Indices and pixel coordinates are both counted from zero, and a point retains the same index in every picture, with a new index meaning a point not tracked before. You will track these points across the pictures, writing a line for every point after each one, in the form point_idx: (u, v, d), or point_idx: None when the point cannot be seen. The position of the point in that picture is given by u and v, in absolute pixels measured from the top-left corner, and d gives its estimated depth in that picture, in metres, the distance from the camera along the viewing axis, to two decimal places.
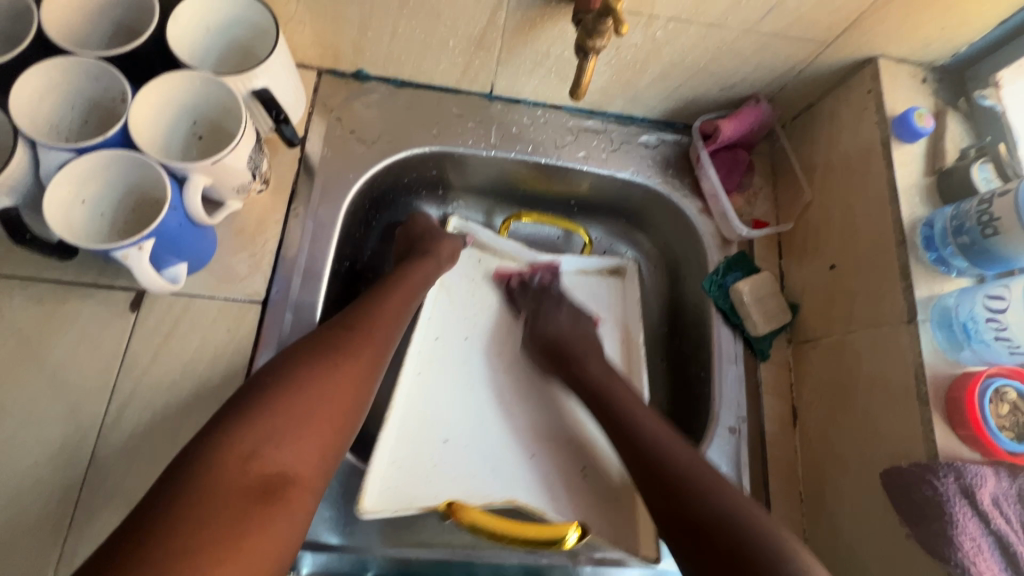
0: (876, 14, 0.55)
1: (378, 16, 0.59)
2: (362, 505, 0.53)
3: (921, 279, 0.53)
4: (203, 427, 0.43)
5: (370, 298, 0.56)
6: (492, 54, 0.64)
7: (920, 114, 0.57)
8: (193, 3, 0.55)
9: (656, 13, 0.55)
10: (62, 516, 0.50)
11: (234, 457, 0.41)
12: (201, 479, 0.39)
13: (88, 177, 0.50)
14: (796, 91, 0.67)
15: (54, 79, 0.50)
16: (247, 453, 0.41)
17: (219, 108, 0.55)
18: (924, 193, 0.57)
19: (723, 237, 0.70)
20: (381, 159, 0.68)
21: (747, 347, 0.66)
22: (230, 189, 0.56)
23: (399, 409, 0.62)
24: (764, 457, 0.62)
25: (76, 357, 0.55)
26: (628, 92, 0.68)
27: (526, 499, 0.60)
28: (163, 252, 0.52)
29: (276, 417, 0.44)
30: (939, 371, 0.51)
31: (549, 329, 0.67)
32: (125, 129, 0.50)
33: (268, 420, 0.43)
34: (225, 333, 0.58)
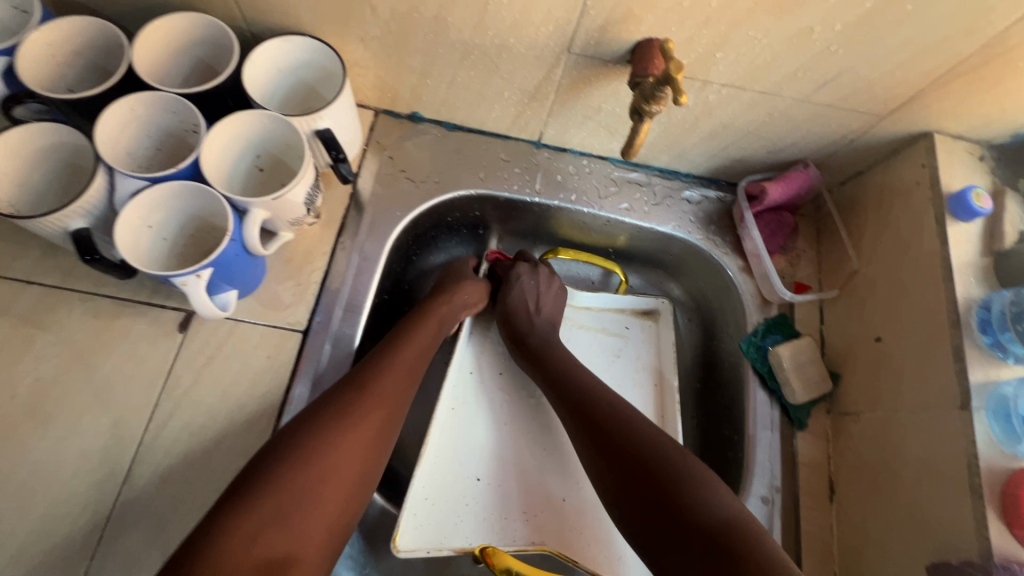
0: (935, 92, 0.55)
1: (439, 66, 0.61)
2: (397, 544, 0.55)
3: (976, 364, 0.51)
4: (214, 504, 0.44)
5: (384, 354, 0.56)
6: (544, 106, 0.65)
7: (978, 194, 0.56)
8: (270, 47, 0.58)
9: (711, 79, 0.56)
10: (93, 531, 0.51)
11: (238, 539, 0.42)
12: (204, 562, 0.40)
13: (157, 205, 0.53)
14: (847, 159, 0.67)
15: (136, 112, 0.54)
16: (250, 538, 0.42)
17: (282, 145, 0.58)
18: (980, 274, 0.55)
19: (764, 298, 0.69)
20: (427, 199, 0.70)
21: (783, 414, 0.64)
22: (285, 222, 0.58)
23: (433, 443, 0.62)
24: (798, 534, 0.59)
25: (124, 372, 0.57)
26: (675, 149, 0.69)
27: (558, 547, 0.59)
28: (218, 279, 0.54)
29: (282, 497, 0.44)
30: (995, 464, 0.49)
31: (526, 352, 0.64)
32: (197, 163, 0.53)
33: (274, 500, 0.44)
34: (265, 359, 0.59)
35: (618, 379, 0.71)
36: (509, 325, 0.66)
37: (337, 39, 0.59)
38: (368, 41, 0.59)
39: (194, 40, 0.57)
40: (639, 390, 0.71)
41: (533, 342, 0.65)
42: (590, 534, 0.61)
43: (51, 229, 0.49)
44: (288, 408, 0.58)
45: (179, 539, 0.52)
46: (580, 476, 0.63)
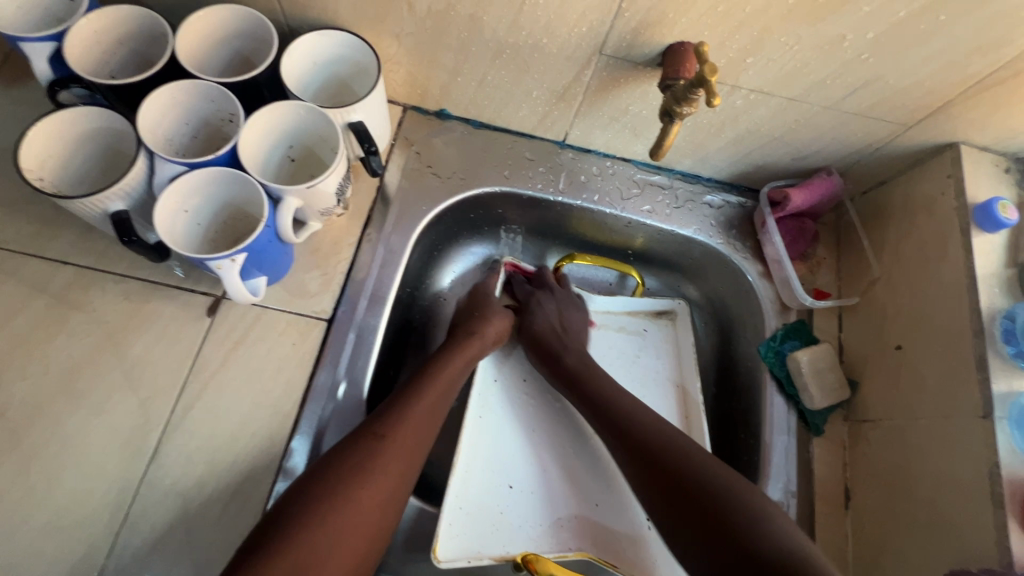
0: (964, 103, 0.55)
1: (470, 64, 0.63)
2: (437, 555, 0.54)
3: (999, 374, 0.51)
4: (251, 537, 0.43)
5: (404, 399, 0.54)
6: (572, 107, 0.66)
7: (1004, 205, 0.56)
8: (308, 41, 0.59)
9: (740, 84, 0.57)
10: (120, 508, 0.52)
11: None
12: None
13: (194, 191, 0.54)
14: (870, 168, 0.67)
15: (176, 100, 0.55)
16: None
17: (315, 136, 0.59)
18: (1004, 285, 0.56)
19: (783, 303, 0.70)
20: (452, 195, 0.71)
21: (801, 419, 0.64)
22: (315, 212, 0.59)
23: (465, 452, 0.62)
24: (813, 539, 0.59)
25: (153, 353, 0.58)
26: (699, 153, 0.70)
27: (595, 552, 0.59)
28: (250, 265, 0.55)
29: (306, 549, 0.43)
30: (1017, 473, 0.49)
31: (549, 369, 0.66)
32: (234, 150, 0.54)
33: (294, 554, 0.42)
34: (290, 346, 0.60)
35: (636, 382, 0.72)
36: (537, 348, 0.68)
37: (373, 34, 0.61)
38: (403, 37, 0.60)
39: (233, 31, 0.58)
40: (661, 396, 0.71)
41: (563, 360, 0.66)
42: (627, 542, 0.60)
43: (91, 210, 0.50)
44: (311, 394, 0.58)
45: (203, 518, 0.53)
46: (612, 483, 0.63)
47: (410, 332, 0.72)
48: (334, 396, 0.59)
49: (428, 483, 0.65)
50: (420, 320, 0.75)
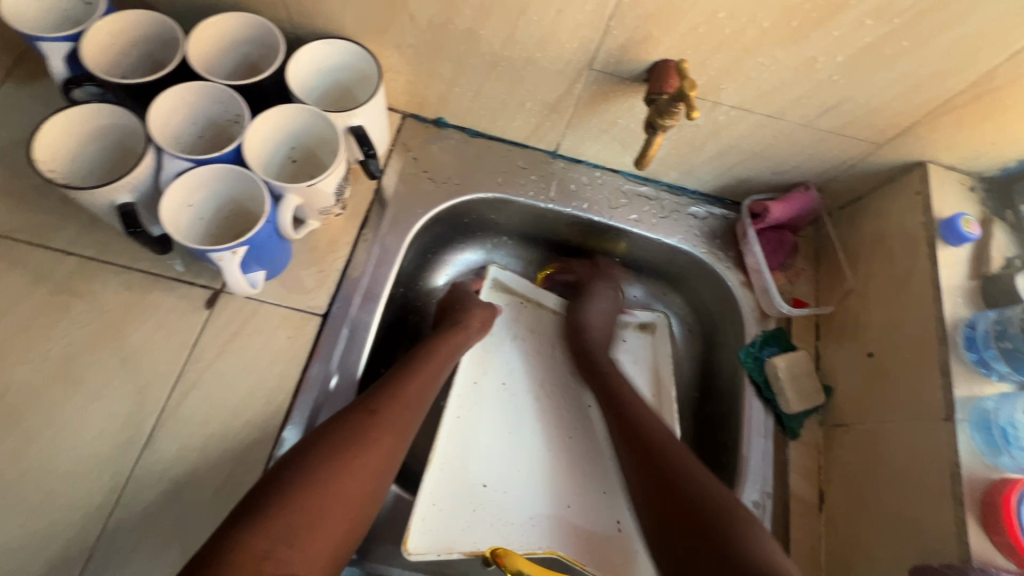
0: (929, 124, 0.59)
1: (467, 75, 0.66)
2: (407, 545, 0.56)
3: (961, 379, 0.54)
4: (230, 518, 0.44)
5: (396, 380, 0.57)
6: (563, 118, 0.69)
7: (967, 220, 0.59)
8: (312, 48, 0.62)
9: (721, 100, 0.60)
10: (112, 491, 0.54)
11: (249, 558, 0.41)
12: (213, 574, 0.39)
13: (198, 186, 0.57)
14: (845, 184, 0.71)
15: (185, 100, 0.58)
16: (262, 553, 0.41)
17: (316, 138, 0.62)
18: (967, 296, 0.59)
19: (763, 311, 0.72)
20: (448, 200, 0.74)
21: (778, 423, 0.67)
22: (314, 210, 0.62)
23: (442, 449, 0.63)
24: (787, 537, 0.61)
25: (151, 343, 0.60)
26: (684, 165, 0.73)
27: (564, 550, 0.61)
28: (250, 259, 0.57)
29: (301, 514, 0.44)
30: (976, 473, 0.51)
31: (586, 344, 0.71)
32: (239, 149, 0.57)
33: (287, 519, 0.44)
34: (285, 339, 0.62)
35: None
36: (574, 338, 0.73)
37: (375, 44, 0.64)
38: (404, 48, 0.63)
39: (242, 37, 0.61)
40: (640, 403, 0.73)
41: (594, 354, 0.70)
42: (594, 542, 0.62)
43: (99, 201, 0.53)
44: (304, 386, 0.60)
45: (194, 503, 0.54)
46: (584, 485, 0.65)
47: (402, 331, 0.75)
48: (327, 389, 0.61)
49: (414, 477, 0.66)
50: (412, 321, 0.77)
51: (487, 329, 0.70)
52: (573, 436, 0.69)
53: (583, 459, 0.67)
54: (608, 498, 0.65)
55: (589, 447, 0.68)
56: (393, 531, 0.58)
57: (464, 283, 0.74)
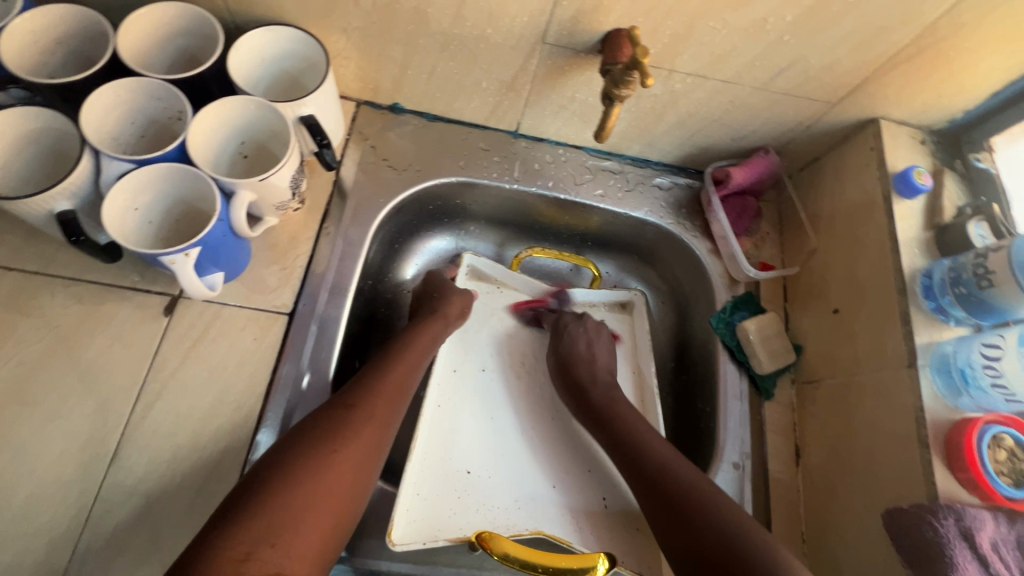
0: (878, 80, 0.60)
1: (419, 57, 0.64)
2: (391, 537, 0.54)
3: (921, 327, 0.56)
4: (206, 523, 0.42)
5: (374, 373, 0.56)
6: (521, 96, 0.68)
7: (919, 172, 0.61)
8: (253, 37, 0.59)
9: (676, 68, 0.60)
10: (81, 512, 0.51)
11: (228, 561, 0.39)
12: None
13: (143, 189, 0.54)
14: (803, 145, 0.72)
15: (120, 98, 0.54)
16: (242, 555, 0.40)
17: (266, 131, 0.59)
18: (923, 246, 0.60)
19: (731, 277, 0.73)
20: (410, 187, 0.72)
21: (752, 385, 0.68)
22: (270, 206, 0.60)
23: (422, 439, 0.62)
24: (768, 494, 0.63)
25: (109, 356, 0.57)
26: (646, 137, 0.73)
27: (551, 530, 0.60)
28: (205, 260, 0.55)
29: (284, 511, 0.43)
30: (939, 417, 0.52)
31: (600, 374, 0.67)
32: (183, 146, 0.54)
33: (268, 518, 0.42)
34: (252, 341, 0.60)
35: None
36: (566, 374, 0.68)
37: (320, 29, 0.61)
38: (351, 32, 0.61)
39: (177, 28, 0.58)
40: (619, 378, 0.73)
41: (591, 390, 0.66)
42: (581, 519, 0.62)
43: (36, 211, 0.49)
44: (275, 387, 0.59)
45: (169, 516, 0.53)
46: (567, 465, 0.66)
47: (372, 325, 0.73)
48: (299, 389, 0.60)
49: (396, 469, 0.65)
50: (384, 314, 0.75)
51: (464, 317, 0.69)
52: (554, 418, 0.69)
53: (565, 440, 0.68)
54: (593, 477, 0.65)
55: (568, 429, 0.69)
56: (377, 524, 0.58)
57: (437, 271, 0.73)
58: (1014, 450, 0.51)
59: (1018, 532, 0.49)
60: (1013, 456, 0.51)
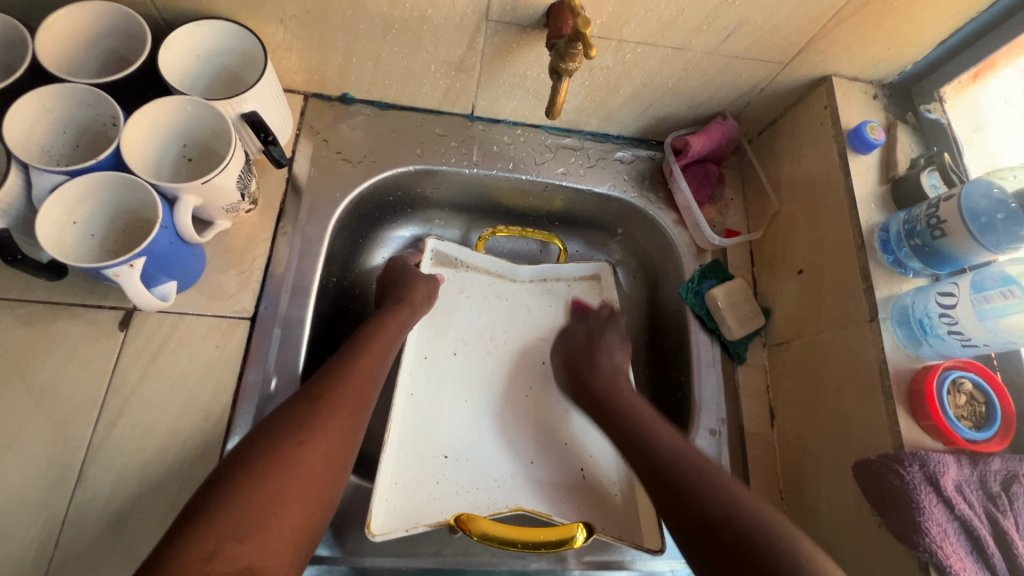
0: (827, 37, 0.59)
1: (361, 44, 0.62)
2: (371, 528, 0.53)
3: (881, 281, 0.56)
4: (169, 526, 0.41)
5: (339, 365, 0.55)
6: (472, 77, 0.67)
7: (872, 127, 0.61)
8: (185, 34, 0.57)
9: (624, 38, 0.59)
10: (49, 536, 0.50)
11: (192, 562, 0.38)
12: None
13: (81, 200, 0.51)
14: (759, 109, 0.72)
15: (46, 106, 0.52)
16: (207, 553, 0.39)
17: (208, 131, 0.57)
18: (880, 201, 0.61)
19: (698, 246, 0.74)
20: (366, 178, 0.70)
21: (724, 350, 0.68)
22: (219, 208, 0.58)
23: (397, 425, 0.62)
24: (745, 457, 0.64)
25: (64, 376, 0.55)
26: (603, 111, 0.72)
27: (529, 505, 0.61)
28: (153, 269, 0.53)
29: (251, 505, 0.42)
30: (901, 366, 0.53)
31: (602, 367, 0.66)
32: (118, 152, 0.51)
33: (235, 514, 0.41)
34: (214, 349, 0.59)
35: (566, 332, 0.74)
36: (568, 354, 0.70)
37: (254, 21, 0.59)
38: (287, 21, 0.59)
39: (102, 29, 0.55)
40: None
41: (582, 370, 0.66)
42: (561, 491, 0.62)
43: None
44: (242, 393, 0.57)
45: (143, 532, 0.52)
46: (545, 438, 0.66)
47: (342, 321, 0.72)
48: (268, 394, 0.58)
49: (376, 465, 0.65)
50: (352, 309, 0.74)
51: (431, 302, 0.69)
52: (530, 394, 0.69)
53: (543, 414, 0.68)
54: (568, 450, 0.66)
55: (544, 404, 0.69)
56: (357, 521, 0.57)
57: (402, 258, 0.72)
58: (973, 394, 0.53)
59: (981, 473, 0.49)
60: (972, 399, 0.53)
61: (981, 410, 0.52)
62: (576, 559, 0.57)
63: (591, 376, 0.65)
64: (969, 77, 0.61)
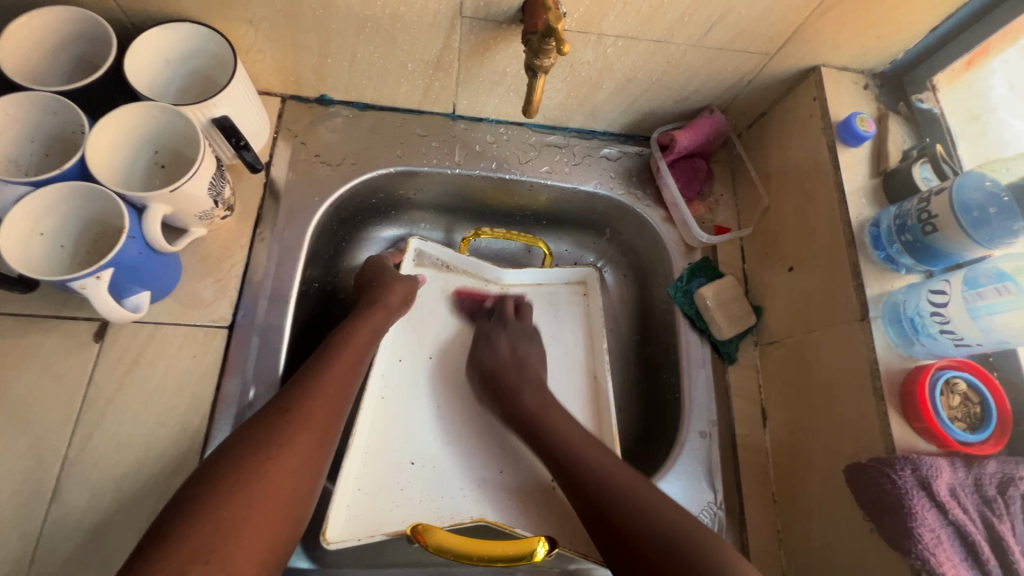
0: (813, 26, 0.57)
1: (335, 44, 0.60)
2: (327, 536, 0.52)
3: (871, 278, 0.54)
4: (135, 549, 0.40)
5: (311, 375, 0.54)
6: (450, 75, 0.65)
7: (862, 119, 0.59)
8: (152, 38, 0.56)
9: (604, 32, 0.57)
10: (23, 553, 0.49)
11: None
12: None
13: (47, 211, 0.50)
14: (747, 102, 0.70)
15: (12, 115, 0.51)
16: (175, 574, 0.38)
17: (178, 137, 0.56)
18: (871, 195, 0.59)
19: (686, 244, 0.72)
20: (346, 181, 0.69)
21: (714, 350, 0.67)
22: (192, 216, 0.57)
23: (366, 429, 0.61)
24: (737, 460, 0.62)
25: (39, 390, 0.54)
26: (587, 107, 0.70)
27: (493, 516, 0.59)
28: (125, 280, 0.52)
29: (216, 525, 0.41)
30: (893, 366, 0.52)
31: (487, 358, 0.67)
32: (83, 161, 0.50)
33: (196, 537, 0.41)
34: (191, 359, 0.58)
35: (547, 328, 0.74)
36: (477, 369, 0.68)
37: (225, 23, 0.57)
38: (258, 23, 0.57)
39: (68, 34, 0.54)
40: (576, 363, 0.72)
41: (498, 377, 0.65)
42: (529, 500, 0.61)
43: None
44: (220, 404, 0.57)
45: (119, 547, 0.51)
46: (517, 446, 0.65)
47: (326, 327, 0.71)
48: (246, 404, 0.57)
49: None
50: (336, 314, 0.73)
51: (409, 305, 0.68)
52: None
53: None
54: (541, 458, 0.64)
55: None
56: None
57: (383, 261, 0.71)
58: (967, 394, 0.51)
59: (977, 476, 0.48)
60: (966, 400, 0.51)
61: (976, 411, 0.51)
62: (561, 567, 0.56)
63: (506, 385, 0.64)
64: (962, 64, 0.59)
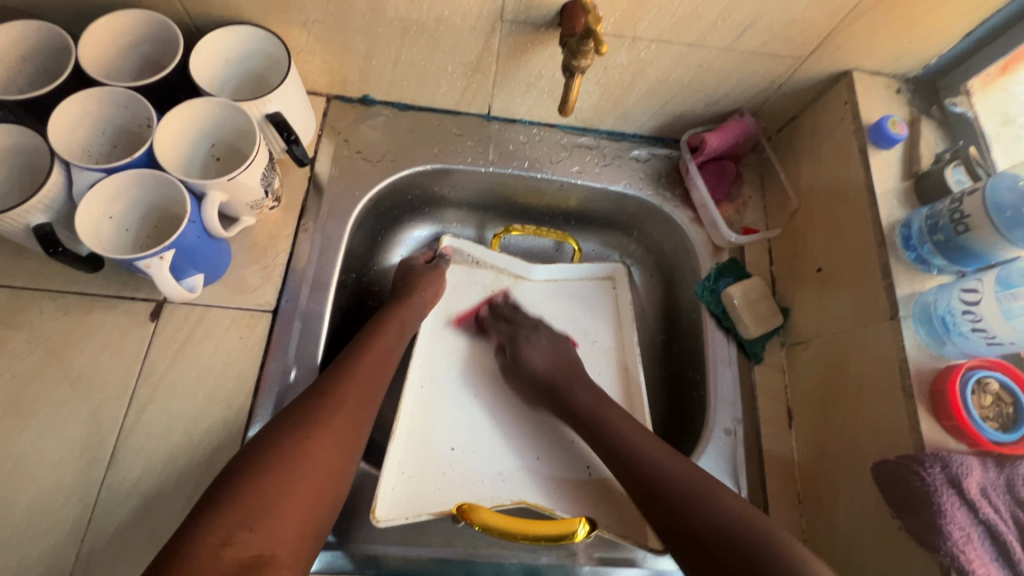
0: (846, 31, 0.58)
1: (381, 47, 0.64)
2: (376, 514, 0.54)
3: (902, 278, 0.55)
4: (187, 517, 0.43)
5: (348, 360, 0.56)
6: (488, 77, 0.68)
7: (894, 122, 0.60)
8: (214, 39, 0.60)
9: (639, 35, 0.59)
10: (82, 514, 0.53)
11: (206, 546, 0.41)
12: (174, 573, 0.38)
13: (117, 196, 0.54)
14: (778, 106, 0.71)
15: (87, 107, 0.55)
16: (220, 541, 0.41)
17: (235, 131, 0.60)
18: (902, 197, 0.59)
19: (714, 245, 0.73)
20: (385, 177, 0.72)
21: (740, 350, 0.67)
22: (244, 206, 0.61)
23: (407, 416, 0.64)
24: (762, 458, 0.63)
25: (100, 363, 0.58)
26: (619, 109, 0.72)
27: (533, 499, 0.61)
28: (182, 263, 0.55)
29: (258, 495, 0.44)
30: (923, 365, 0.52)
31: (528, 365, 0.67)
32: (151, 151, 0.54)
33: (245, 503, 0.43)
34: (238, 340, 0.61)
35: (579, 321, 0.76)
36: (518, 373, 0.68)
37: (280, 26, 0.61)
38: (310, 26, 0.61)
39: (140, 35, 0.58)
40: (607, 363, 0.73)
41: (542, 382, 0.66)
42: (566, 486, 0.62)
43: (13, 226, 0.50)
44: (264, 383, 0.60)
45: (169, 512, 0.54)
46: (551, 434, 0.66)
47: (361, 316, 0.74)
48: (287, 385, 0.60)
49: None
50: (371, 304, 0.76)
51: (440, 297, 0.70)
52: None
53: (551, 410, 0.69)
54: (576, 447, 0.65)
55: None
56: None
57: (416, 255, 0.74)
58: (999, 395, 0.51)
59: (1009, 477, 0.48)
60: (999, 400, 0.51)
61: (1009, 412, 0.50)
62: (586, 554, 0.57)
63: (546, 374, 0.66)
64: (997, 69, 0.60)
